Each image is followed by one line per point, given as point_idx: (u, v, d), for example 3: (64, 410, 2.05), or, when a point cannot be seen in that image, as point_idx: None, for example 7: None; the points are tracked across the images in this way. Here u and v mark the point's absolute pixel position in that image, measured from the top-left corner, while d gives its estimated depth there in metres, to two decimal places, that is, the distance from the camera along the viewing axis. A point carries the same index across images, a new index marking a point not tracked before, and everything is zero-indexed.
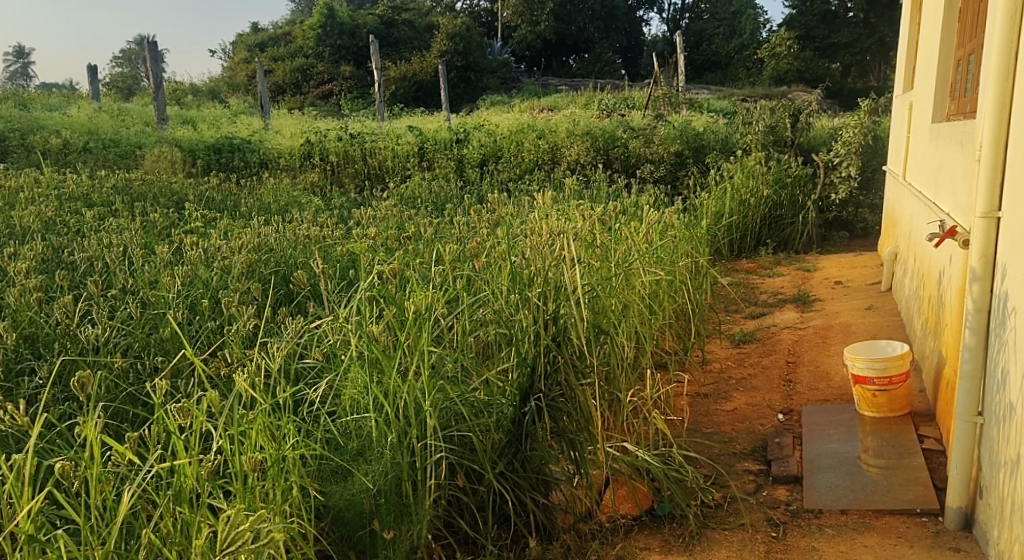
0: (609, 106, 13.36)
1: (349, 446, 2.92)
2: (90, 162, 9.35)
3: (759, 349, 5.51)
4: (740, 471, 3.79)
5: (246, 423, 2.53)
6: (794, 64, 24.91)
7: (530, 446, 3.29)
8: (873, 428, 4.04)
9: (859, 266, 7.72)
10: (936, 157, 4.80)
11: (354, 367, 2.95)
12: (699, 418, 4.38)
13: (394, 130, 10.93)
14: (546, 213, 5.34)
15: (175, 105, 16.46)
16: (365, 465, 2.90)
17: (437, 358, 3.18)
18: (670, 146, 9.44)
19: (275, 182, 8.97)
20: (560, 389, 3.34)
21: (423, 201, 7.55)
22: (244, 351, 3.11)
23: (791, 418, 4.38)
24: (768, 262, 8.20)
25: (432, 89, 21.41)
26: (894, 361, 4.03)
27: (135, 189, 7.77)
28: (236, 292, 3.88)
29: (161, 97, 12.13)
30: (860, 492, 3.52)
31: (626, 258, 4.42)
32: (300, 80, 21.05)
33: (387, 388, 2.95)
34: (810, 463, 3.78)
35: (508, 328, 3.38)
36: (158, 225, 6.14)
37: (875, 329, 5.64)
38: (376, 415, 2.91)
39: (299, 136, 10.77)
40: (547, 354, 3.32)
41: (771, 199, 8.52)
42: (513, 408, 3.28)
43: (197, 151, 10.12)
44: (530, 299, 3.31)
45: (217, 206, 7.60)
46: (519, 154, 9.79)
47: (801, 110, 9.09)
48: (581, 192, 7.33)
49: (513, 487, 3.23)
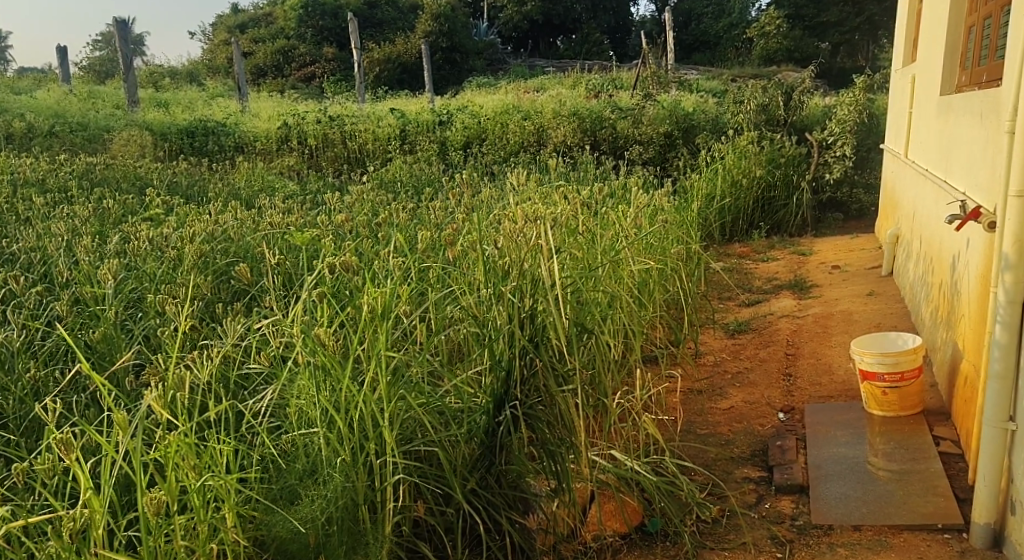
0: (598, 85, 12.98)
1: (294, 466, 2.57)
2: (55, 145, 8.91)
3: (756, 340, 5.16)
4: (738, 481, 3.45)
5: (161, 447, 2.22)
6: (783, 43, 24.14)
7: (505, 460, 2.94)
8: (883, 428, 3.69)
9: (856, 249, 7.39)
10: (946, 132, 4.44)
11: (302, 376, 2.62)
12: (693, 418, 4.04)
13: (374, 111, 10.51)
14: (528, 195, 4.97)
15: (150, 87, 15.93)
16: (314, 488, 2.55)
17: (399, 363, 2.84)
18: (659, 127, 9.05)
19: (248, 167, 8.57)
20: (539, 395, 2.97)
21: (403, 185, 7.18)
22: (179, 360, 2.75)
23: (791, 417, 4.04)
24: (761, 246, 7.87)
25: (417, 71, 20.95)
26: (905, 356, 3.67)
27: (97, 174, 7.36)
28: (180, 288, 3.52)
29: (131, 79, 11.67)
30: (872, 504, 3.17)
31: (613, 246, 4.07)
32: (282, 63, 20.53)
33: (341, 399, 2.61)
34: (816, 471, 3.44)
35: (482, 325, 3.03)
36: (117, 213, 5.74)
37: (878, 317, 5.30)
38: (325, 431, 2.55)
39: (276, 118, 10.32)
40: (524, 356, 2.95)
41: (764, 180, 8.16)
42: (486, 417, 2.93)
43: (168, 133, 9.70)
44: (504, 294, 2.93)
45: (183, 192, 7.21)
46: (504, 137, 9.41)
47: (794, 88, 8.76)
48: (567, 173, 6.96)
49: (485, 507, 2.89)
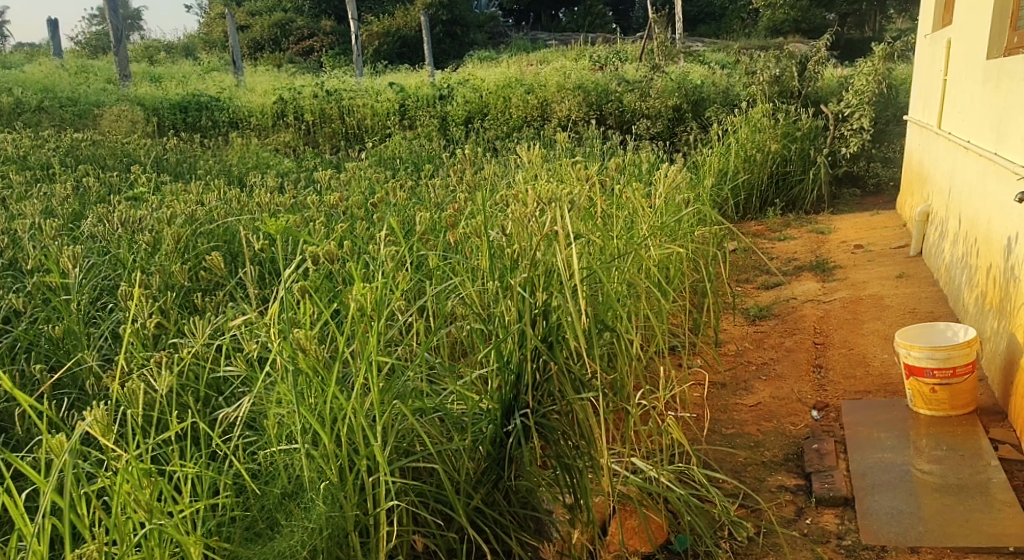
0: (604, 57, 12.54)
1: (272, 489, 2.22)
2: (42, 121, 8.48)
3: (780, 326, 4.80)
4: (772, 491, 3.12)
5: (111, 476, 1.87)
6: (790, 13, 23.51)
7: (514, 474, 2.59)
8: (931, 430, 3.38)
9: (878, 227, 7.03)
10: (995, 98, 4.09)
11: (280, 383, 2.26)
12: (718, 415, 3.69)
13: (374, 86, 10.10)
14: (535, 172, 4.59)
15: (145, 62, 15.46)
16: (295, 514, 2.20)
17: (391, 368, 2.47)
18: (668, 100, 8.66)
19: (242, 143, 8.18)
20: (554, 402, 2.60)
21: (403, 162, 6.79)
22: (138, 368, 2.38)
23: (826, 414, 3.69)
24: (777, 223, 7.49)
25: (417, 45, 20.45)
26: (958, 350, 3.37)
27: (83, 150, 6.97)
28: (150, 278, 3.15)
29: (123, 52, 11.24)
30: (927, 520, 2.88)
31: (628, 228, 3.69)
32: (278, 36, 19.94)
33: (327, 411, 2.25)
34: (861, 480, 3.13)
35: (488, 323, 2.67)
36: (97, 192, 5.34)
37: (911, 302, 4.94)
38: (308, 446, 2.20)
39: (271, 92, 9.88)
40: (536, 359, 2.58)
41: (779, 155, 7.74)
42: (494, 426, 2.57)
43: (160, 109, 9.31)
44: (513, 288, 2.55)
45: (172, 170, 6.83)
46: (507, 111, 9.03)
47: (808, 57, 8.28)
48: (573, 148, 6.58)
49: (492, 527, 2.55)
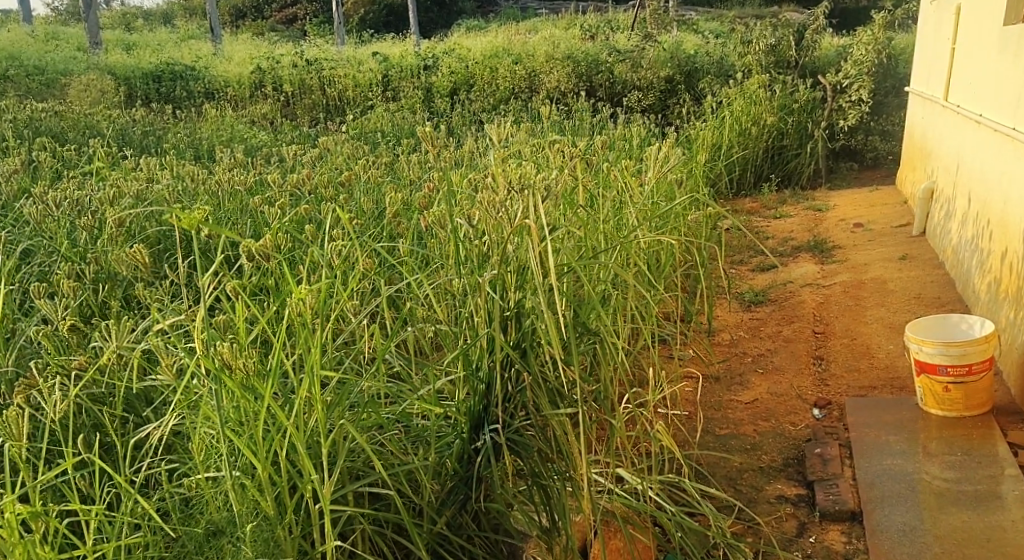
0: (596, 26, 12.16)
1: (200, 522, 1.91)
2: (6, 90, 8.09)
3: (776, 313, 4.50)
4: (771, 502, 2.84)
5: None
6: None
7: (483, 494, 2.29)
8: (944, 434, 3.10)
9: (879, 205, 6.71)
10: (1012, 69, 3.77)
11: (208, 401, 1.96)
12: (711, 414, 3.40)
13: (356, 56, 9.71)
14: (515, 148, 4.24)
15: (122, 29, 14.99)
16: (225, 550, 1.90)
17: (341, 380, 2.16)
18: (660, 71, 8.31)
19: (216, 114, 7.81)
20: (528, 415, 2.30)
21: (381, 136, 6.44)
22: (45, 380, 2.06)
23: (827, 413, 3.40)
24: (772, 200, 7.16)
25: (404, 13, 19.94)
26: (974, 346, 3.09)
27: (43, 121, 6.58)
28: (77, 270, 2.82)
29: (95, 19, 10.81)
30: (943, 540, 2.61)
31: (612, 213, 3.36)
32: (260, 4, 19.43)
33: (263, 433, 1.94)
34: (868, 491, 2.85)
35: (454, 326, 2.36)
36: (50, 167, 4.99)
37: (916, 286, 4.64)
38: (241, 475, 1.91)
39: (248, 62, 9.51)
40: (508, 367, 2.28)
41: (775, 128, 7.39)
42: (460, 441, 2.27)
43: (132, 79, 8.92)
44: (481, 287, 2.23)
45: (137, 143, 6.46)
46: (493, 82, 8.66)
47: (807, 25, 7.88)
48: (560, 121, 6.23)
49: (459, 555, 2.26)
